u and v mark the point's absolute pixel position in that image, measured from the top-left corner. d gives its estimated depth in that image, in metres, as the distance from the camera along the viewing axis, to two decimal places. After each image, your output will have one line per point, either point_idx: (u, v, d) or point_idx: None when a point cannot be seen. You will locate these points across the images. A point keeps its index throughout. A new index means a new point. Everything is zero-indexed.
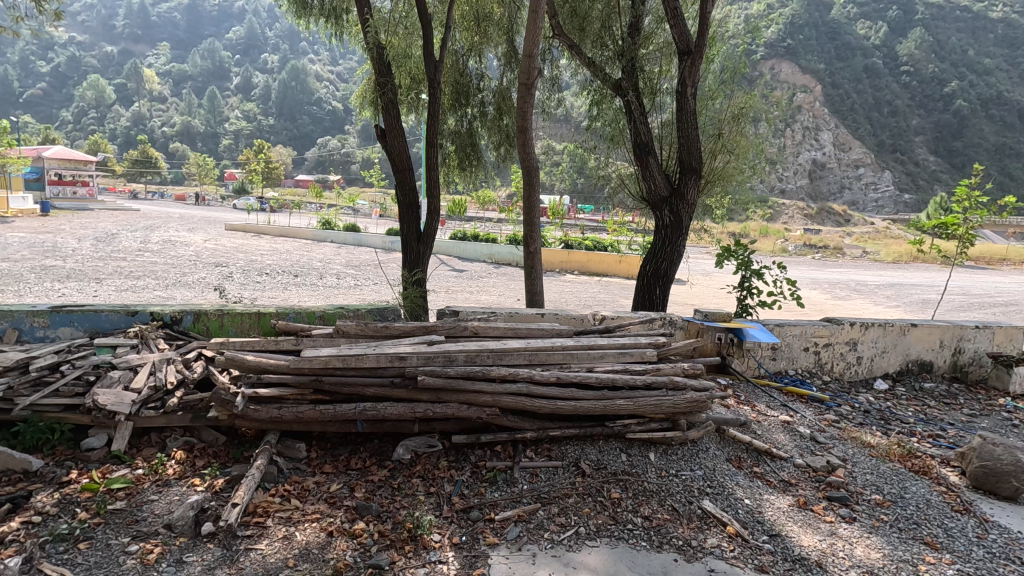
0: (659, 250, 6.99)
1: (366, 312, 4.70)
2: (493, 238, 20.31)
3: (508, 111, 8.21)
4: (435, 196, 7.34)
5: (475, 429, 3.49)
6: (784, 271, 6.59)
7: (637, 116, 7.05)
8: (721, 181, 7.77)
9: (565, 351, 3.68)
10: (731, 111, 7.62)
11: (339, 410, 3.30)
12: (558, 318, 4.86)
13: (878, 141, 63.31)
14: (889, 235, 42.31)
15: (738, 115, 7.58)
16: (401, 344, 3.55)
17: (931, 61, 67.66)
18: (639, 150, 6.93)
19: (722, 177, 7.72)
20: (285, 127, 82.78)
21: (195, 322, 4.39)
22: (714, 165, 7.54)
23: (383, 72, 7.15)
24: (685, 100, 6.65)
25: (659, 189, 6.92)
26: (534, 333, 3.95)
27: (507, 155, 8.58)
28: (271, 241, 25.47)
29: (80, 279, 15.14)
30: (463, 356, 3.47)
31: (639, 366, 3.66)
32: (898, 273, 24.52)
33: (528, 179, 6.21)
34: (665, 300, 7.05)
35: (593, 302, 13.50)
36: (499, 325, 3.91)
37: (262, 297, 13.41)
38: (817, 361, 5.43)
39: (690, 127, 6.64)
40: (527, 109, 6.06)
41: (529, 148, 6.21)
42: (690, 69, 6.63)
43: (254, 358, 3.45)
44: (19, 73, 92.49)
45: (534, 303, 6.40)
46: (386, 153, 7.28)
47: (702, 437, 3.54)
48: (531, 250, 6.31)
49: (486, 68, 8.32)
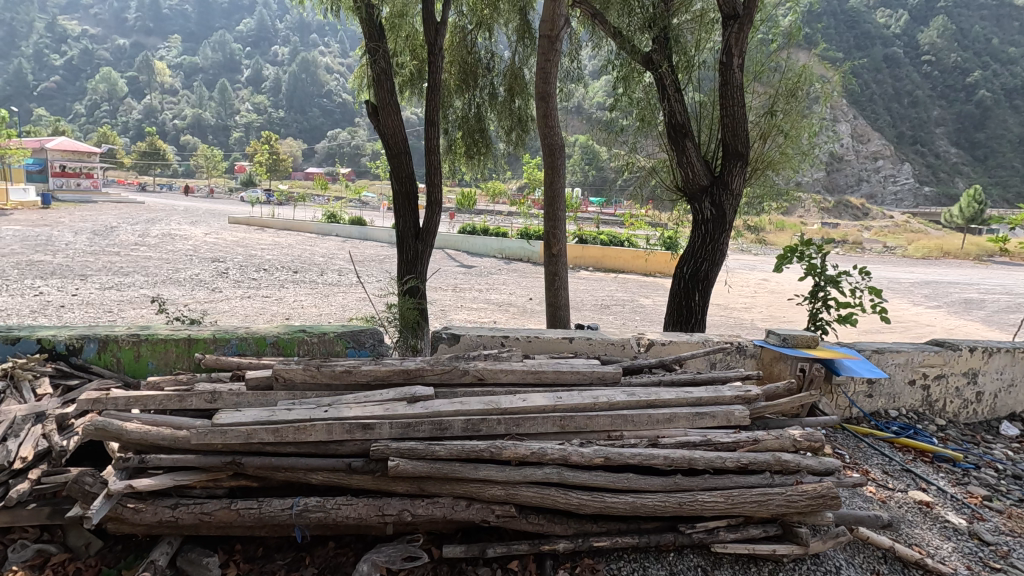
0: (698, 247, 5.67)
1: (334, 337, 3.51)
2: (503, 231, 19.15)
3: (522, 93, 6.99)
4: (436, 185, 6.13)
5: (477, 531, 2.31)
6: (867, 277, 5.21)
7: (671, 93, 5.76)
8: (768, 170, 6.44)
9: (614, 409, 2.47)
10: (783, 87, 6.17)
11: (270, 510, 2.13)
12: (592, 344, 3.69)
13: (898, 132, 61.22)
14: (910, 228, 40.65)
15: (792, 90, 6.13)
16: (366, 405, 2.35)
17: (954, 50, 65.07)
18: (674, 132, 5.65)
19: (771, 165, 6.38)
20: (296, 119, 81.92)
21: (101, 353, 3.25)
22: (764, 150, 6.21)
23: (376, 35, 5.87)
24: (731, 73, 5.35)
25: (697, 177, 5.61)
26: (567, 379, 2.71)
27: (520, 142, 7.37)
28: (274, 235, 24.56)
29: (64, 276, 14.15)
30: (460, 425, 2.29)
31: (727, 436, 2.42)
32: (930, 270, 23.05)
33: (551, 160, 5.01)
34: (706, 306, 5.75)
35: (611, 301, 12.30)
36: (515, 367, 2.70)
37: (254, 297, 12.38)
38: (926, 399, 4.20)
39: (737, 104, 5.35)
40: (550, 72, 4.83)
41: (551, 122, 4.93)
42: (737, 36, 5.31)
43: (142, 422, 2.25)
44: (32, 66, 92.92)
45: (556, 322, 5.20)
46: (378, 135, 6.00)
47: (826, 548, 2.32)
48: (554, 253, 5.08)
49: (496, 47, 7.06)
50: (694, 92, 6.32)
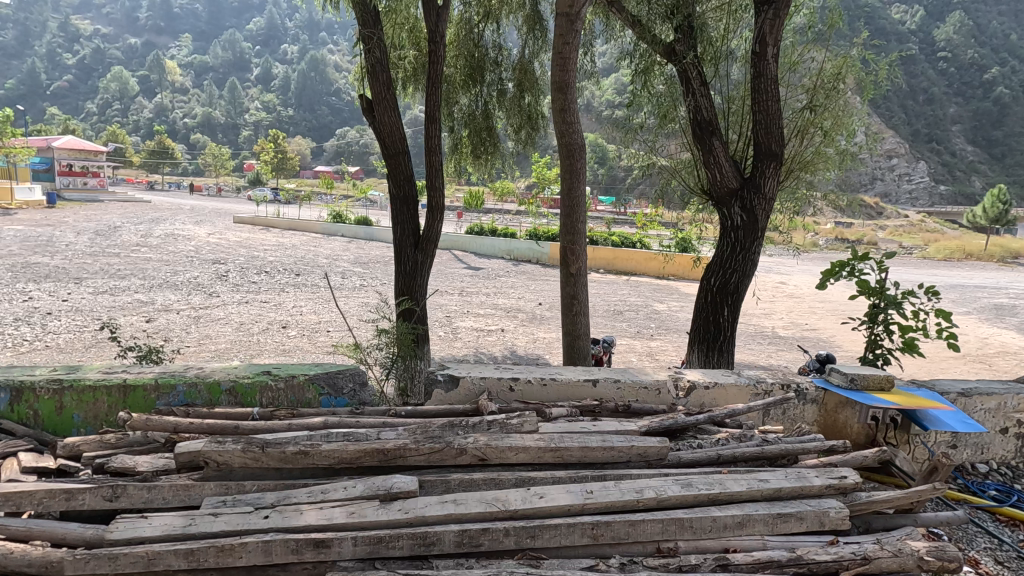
0: (728, 258, 4.90)
1: (305, 382, 2.86)
2: (512, 232, 18.45)
3: (532, 88, 6.34)
4: (437, 189, 5.41)
5: None
6: (933, 298, 4.43)
7: (696, 87, 5.00)
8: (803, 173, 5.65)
9: (665, 509, 1.80)
10: (822, 81, 5.25)
11: None
12: (620, 388, 3.04)
13: (913, 130, 59.84)
14: (925, 228, 39.59)
15: (833, 85, 5.22)
16: (322, 507, 1.70)
17: (972, 45, 63.42)
18: (699, 129, 4.90)
19: (807, 168, 5.53)
20: (305, 118, 81.64)
21: (15, 404, 2.65)
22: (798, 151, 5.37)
23: (370, 20, 5.09)
24: (764, 65, 4.59)
25: (726, 179, 4.84)
26: (596, 457, 2.06)
27: (530, 141, 6.68)
28: (278, 234, 24.03)
29: (58, 279, 13.65)
30: (453, 538, 1.64)
31: (825, 553, 1.73)
32: (954, 273, 22.09)
33: (569, 162, 4.33)
34: (736, 323, 4.98)
35: (625, 307, 11.57)
36: (528, 442, 2.03)
37: (251, 302, 11.80)
38: (1020, 451, 3.48)
39: (772, 100, 4.61)
40: (569, 59, 4.16)
41: (569, 116, 4.26)
42: (774, 20, 4.54)
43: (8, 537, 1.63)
44: (45, 65, 93.40)
45: (574, 351, 4.54)
46: (373, 135, 5.30)
47: None
48: (572, 271, 4.41)
49: (504, 40, 6.41)
50: (720, 86, 5.50)
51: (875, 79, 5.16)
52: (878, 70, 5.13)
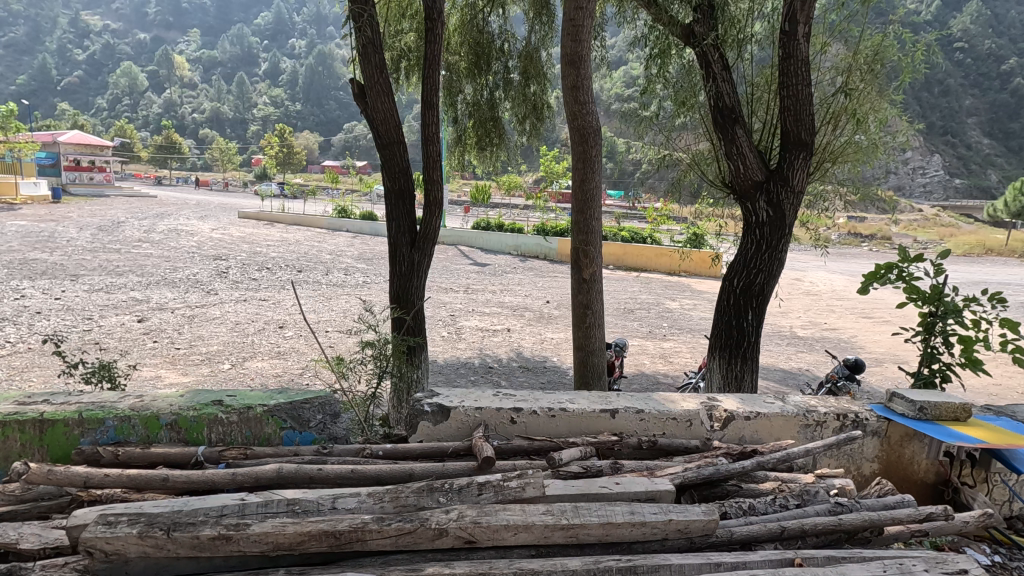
0: (754, 256, 4.31)
1: (263, 415, 2.37)
2: (520, 227, 17.93)
3: (538, 76, 5.76)
4: (437, 182, 4.89)
5: None
6: (1002, 302, 3.67)
7: (718, 72, 4.40)
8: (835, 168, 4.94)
9: None
10: (853, 63, 4.57)
11: None
12: (643, 418, 2.53)
13: (928, 123, 58.60)
14: (941, 222, 38.78)
15: (869, 68, 4.53)
16: None
17: (991, 35, 61.85)
18: (721, 115, 4.29)
19: (837, 158, 4.74)
20: (312, 112, 81.37)
21: None
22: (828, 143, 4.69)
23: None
24: (796, 44, 3.99)
25: (750, 170, 4.24)
26: (621, 534, 1.56)
27: (535, 133, 6.14)
28: (283, 229, 23.67)
29: (55, 276, 13.32)
30: None
31: None
32: (976, 269, 21.40)
33: (581, 148, 3.80)
34: (761, 328, 4.41)
35: (636, 305, 11.04)
36: (531, 517, 1.53)
37: (248, 300, 11.40)
38: None
39: (803, 82, 4.02)
40: (582, 29, 3.63)
41: (584, 95, 3.73)
42: None
43: None
44: (57, 61, 93.74)
45: (587, 365, 4.02)
46: (365, 121, 4.74)
47: None
48: (586, 277, 3.91)
49: (511, 25, 5.85)
50: (742, 71, 4.78)
51: (913, 61, 4.47)
52: (916, 51, 4.43)
